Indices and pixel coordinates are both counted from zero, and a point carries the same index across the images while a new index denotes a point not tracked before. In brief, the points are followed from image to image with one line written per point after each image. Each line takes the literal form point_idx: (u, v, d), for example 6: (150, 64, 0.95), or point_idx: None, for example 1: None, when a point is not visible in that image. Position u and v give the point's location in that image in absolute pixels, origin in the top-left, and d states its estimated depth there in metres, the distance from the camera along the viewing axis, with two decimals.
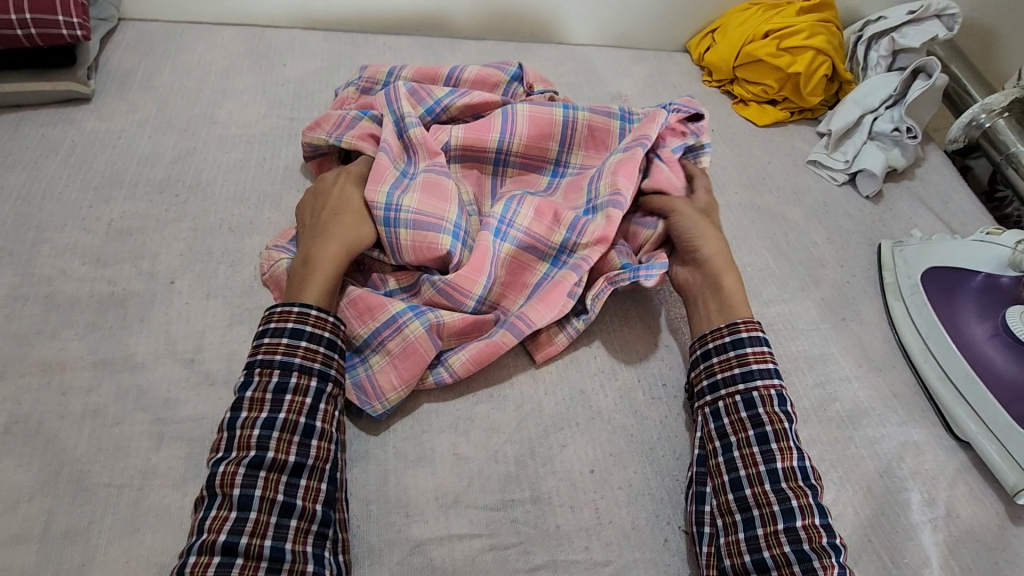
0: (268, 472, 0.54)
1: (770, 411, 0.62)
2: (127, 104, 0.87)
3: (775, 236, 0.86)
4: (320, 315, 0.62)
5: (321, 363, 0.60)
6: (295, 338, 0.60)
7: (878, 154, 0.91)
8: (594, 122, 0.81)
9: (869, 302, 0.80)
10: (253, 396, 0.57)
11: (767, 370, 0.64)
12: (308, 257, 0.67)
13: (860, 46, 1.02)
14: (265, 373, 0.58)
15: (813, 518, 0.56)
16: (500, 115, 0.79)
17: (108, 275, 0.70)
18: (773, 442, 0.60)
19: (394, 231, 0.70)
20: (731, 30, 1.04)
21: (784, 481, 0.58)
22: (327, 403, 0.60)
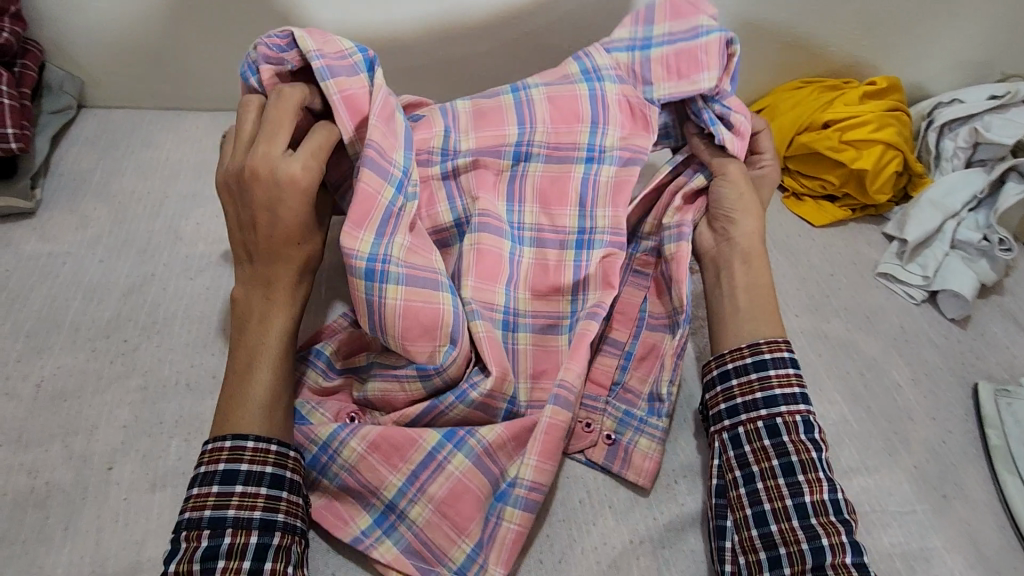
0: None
1: (795, 441, 0.58)
2: (77, 217, 0.74)
3: (849, 376, 0.71)
4: (259, 446, 0.53)
5: (262, 511, 0.51)
6: (227, 484, 0.51)
7: (965, 272, 0.77)
8: (556, 97, 0.70)
9: (973, 470, 0.65)
10: (179, 568, 0.48)
11: (795, 396, 0.59)
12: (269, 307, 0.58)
13: (930, 132, 0.88)
14: (193, 537, 0.49)
15: (845, 556, 0.52)
16: (441, 114, 0.70)
17: (30, 462, 0.56)
18: (799, 475, 0.56)
19: (382, 288, 0.57)
20: (781, 113, 0.90)
21: (813, 516, 0.55)
22: (273, 560, 0.49)
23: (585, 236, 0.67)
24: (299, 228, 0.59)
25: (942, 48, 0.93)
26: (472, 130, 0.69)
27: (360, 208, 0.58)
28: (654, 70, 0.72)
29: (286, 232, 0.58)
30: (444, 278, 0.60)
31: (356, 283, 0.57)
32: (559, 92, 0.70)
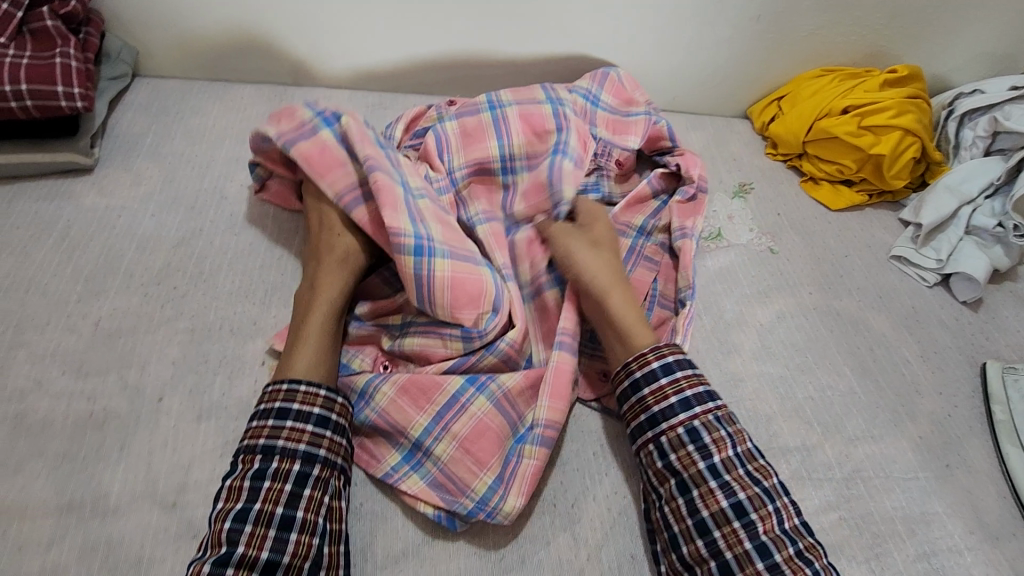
0: (235, 571, 0.48)
1: (682, 455, 0.56)
2: (131, 175, 0.79)
3: (859, 352, 0.73)
4: (310, 389, 0.57)
5: (307, 444, 0.54)
6: (280, 418, 0.55)
7: (979, 256, 0.79)
8: (526, 113, 0.80)
9: (977, 443, 0.67)
10: (232, 485, 0.52)
11: (671, 407, 0.58)
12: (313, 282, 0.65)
13: (950, 122, 0.90)
14: (247, 459, 0.53)
15: (755, 564, 0.52)
16: (433, 137, 0.78)
17: (89, 389, 0.61)
18: (693, 490, 0.55)
19: (430, 261, 0.61)
20: (802, 99, 0.93)
21: (716, 529, 0.53)
22: (312, 488, 0.53)
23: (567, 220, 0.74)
24: (338, 221, 0.68)
25: (967, 40, 0.94)
26: (461, 149, 0.78)
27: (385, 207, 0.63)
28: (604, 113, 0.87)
29: (332, 223, 0.68)
30: (479, 258, 0.66)
31: (404, 260, 0.61)
32: (528, 108, 0.80)
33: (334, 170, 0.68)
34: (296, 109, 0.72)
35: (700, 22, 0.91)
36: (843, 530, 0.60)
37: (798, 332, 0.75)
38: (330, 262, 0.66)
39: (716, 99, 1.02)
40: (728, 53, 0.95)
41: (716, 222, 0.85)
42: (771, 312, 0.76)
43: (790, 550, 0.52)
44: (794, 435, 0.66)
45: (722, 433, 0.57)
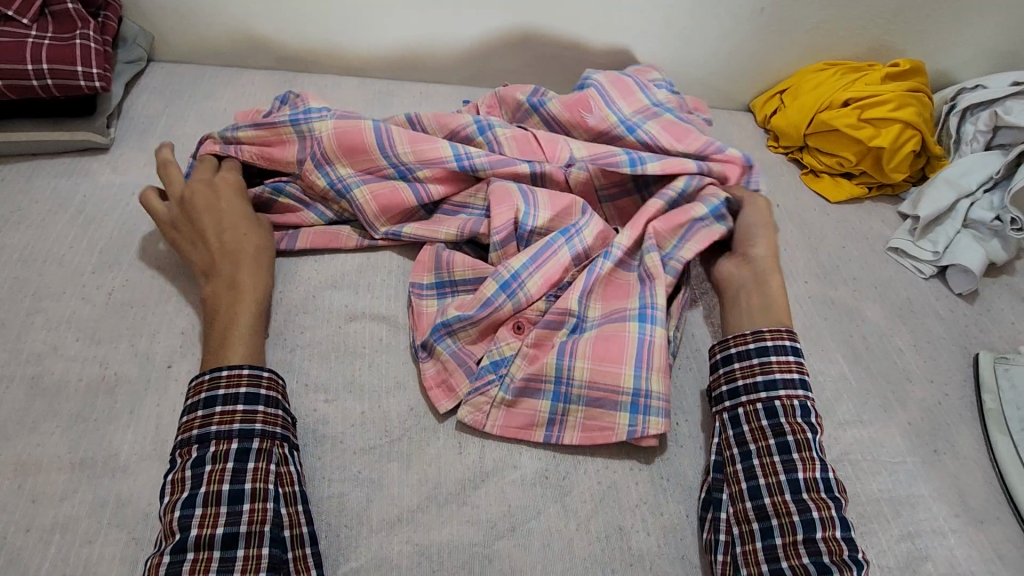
0: (196, 553, 0.50)
1: (792, 422, 0.60)
2: (146, 154, 0.82)
3: (852, 339, 0.74)
4: (232, 372, 0.58)
5: (240, 422, 0.56)
6: (208, 406, 0.56)
7: (975, 248, 0.79)
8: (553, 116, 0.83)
9: (966, 430, 0.68)
10: (175, 477, 0.54)
11: (794, 381, 0.62)
12: (233, 283, 0.65)
13: (952, 116, 0.91)
14: (181, 453, 0.55)
15: (834, 530, 0.55)
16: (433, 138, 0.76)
17: (101, 355, 0.63)
18: (794, 453, 0.59)
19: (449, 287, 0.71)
20: (804, 92, 0.94)
21: (804, 492, 0.57)
22: (256, 460, 0.55)
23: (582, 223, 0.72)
24: (243, 220, 0.70)
25: (969, 36, 0.95)
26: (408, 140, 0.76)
27: (385, 198, 0.74)
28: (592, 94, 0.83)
29: (236, 223, 0.69)
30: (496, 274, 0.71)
31: (424, 280, 0.72)
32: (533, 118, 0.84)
33: (322, 141, 0.76)
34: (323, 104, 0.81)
35: (703, 14, 0.92)
36: None
37: (792, 319, 0.76)
38: (246, 265, 0.67)
39: (718, 92, 1.03)
40: (730, 45, 0.96)
41: None
42: None
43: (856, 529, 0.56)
44: None
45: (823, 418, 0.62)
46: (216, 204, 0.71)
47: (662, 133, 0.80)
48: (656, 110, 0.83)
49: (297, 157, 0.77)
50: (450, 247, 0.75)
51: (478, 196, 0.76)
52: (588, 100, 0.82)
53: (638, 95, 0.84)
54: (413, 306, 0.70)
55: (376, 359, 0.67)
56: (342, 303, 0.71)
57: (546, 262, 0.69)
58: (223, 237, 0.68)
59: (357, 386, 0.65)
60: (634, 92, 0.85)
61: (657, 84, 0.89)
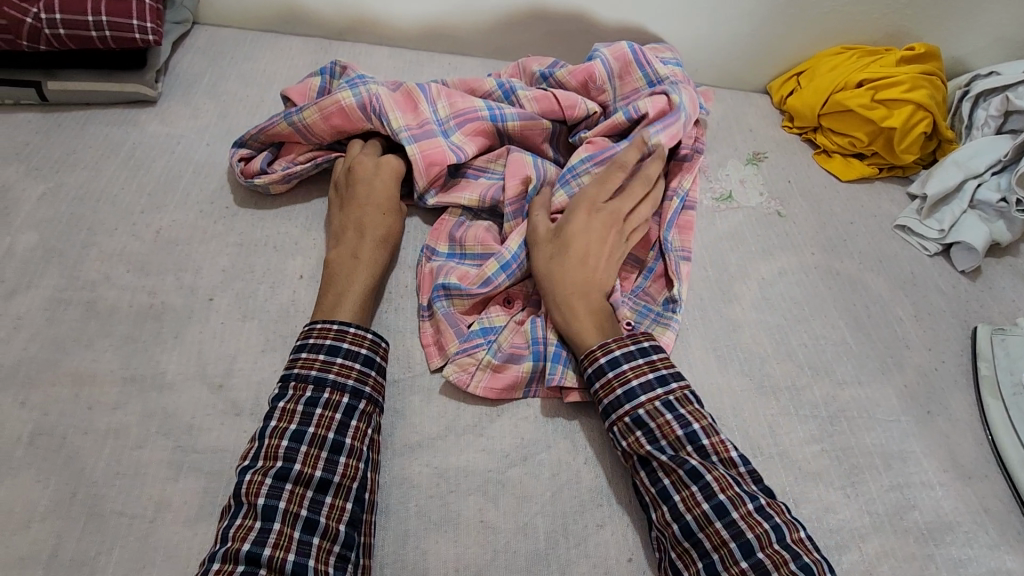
0: (293, 486, 0.53)
1: (633, 439, 0.59)
2: (190, 109, 0.87)
3: (854, 307, 0.78)
4: (358, 333, 0.63)
5: (355, 380, 0.60)
6: (331, 354, 0.61)
7: (980, 227, 0.82)
8: (567, 82, 0.86)
9: (960, 395, 0.71)
10: (285, 408, 0.57)
11: (620, 399, 0.60)
12: (356, 254, 0.70)
13: (965, 102, 0.93)
14: (299, 388, 0.58)
15: (713, 523, 0.54)
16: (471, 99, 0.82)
17: (149, 285, 0.68)
18: (652, 464, 0.58)
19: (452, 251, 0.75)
20: (820, 74, 0.96)
21: (674, 495, 0.56)
22: (357, 420, 0.58)
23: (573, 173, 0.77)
24: (380, 202, 0.74)
25: (985, 24, 0.97)
26: (444, 99, 0.82)
27: (435, 156, 0.76)
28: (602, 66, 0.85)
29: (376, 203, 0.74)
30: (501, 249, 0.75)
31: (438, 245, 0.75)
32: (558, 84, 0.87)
33: (379, 99, 0.78)
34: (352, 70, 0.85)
35: None
36: (823, 460, 0.65)
37: (798, 287, 0.79)
38: (369, 237, 0.71)
39: (736, 74, 1.06)
40: (750, 27, 0.99)
41: (728, 184, 0.90)
42: (774, 268, 0.81)
43: (748, 509, 0.54)
44: (784, 375, 0.71)
45: (671, 414, 0.59)
46: (375, 180, 0.75)
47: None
48: (647, 91, 0.86)
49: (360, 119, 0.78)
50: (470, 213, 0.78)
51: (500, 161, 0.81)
52: (594, 70, 0.85)
53: (636, 77, 0.87)
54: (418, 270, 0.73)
55: (400, 303, 0.72)
56: None
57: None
58: (362, 209, 0.73)
59: (382, 327, 0.70)
60: (633, 71, 0.87)
61: (665, 61, 0.91)
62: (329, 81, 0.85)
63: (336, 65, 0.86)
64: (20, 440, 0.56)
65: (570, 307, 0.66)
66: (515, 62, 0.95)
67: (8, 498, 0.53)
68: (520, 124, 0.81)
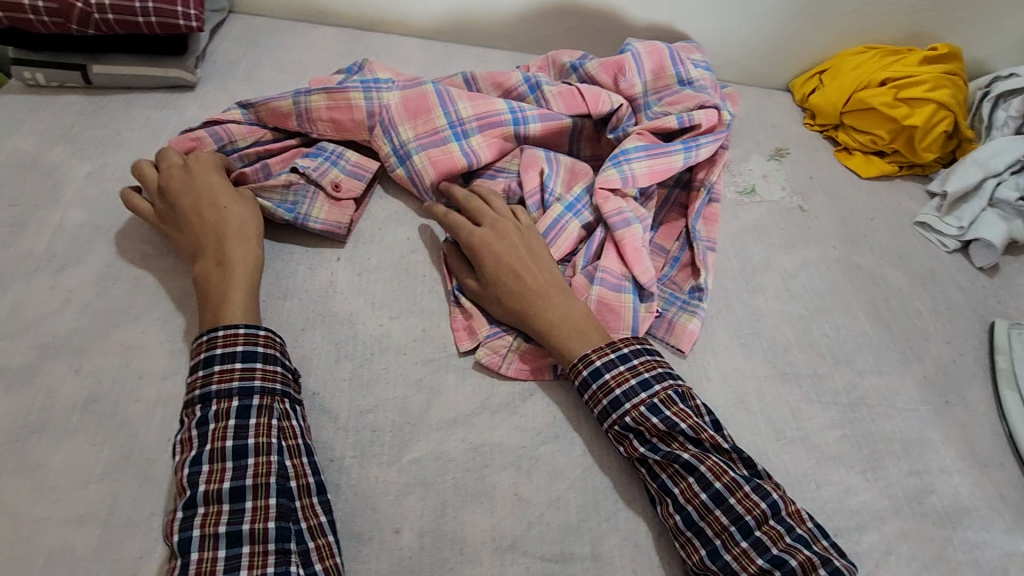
0: (206, 507, 0.51)
1: (628, 445, 0.60)
2: (228, 95, 0.89)
3: (874, 300, 0.80)
4: (229, 331, 0.60)
5: (240, 380, 0.57)
6: (208, 365, 0.58)
7: (999, 224, 0.84)
8: (597, 77, 0.88)
9: (977, 387, 0.73)
10: (182, 439, 0.55)
11: (606, 409, 0.62)
12: (220, 261, 0.65)
13: (985, 102, 0.94)
14: (186, 415, 0.56)
15: (713, 511, 0.56)
16: (485, 102, 0.83)
17: (194, 263, 0.71)
18: (647, 467, 0.60)
19: None
20: (843, 72, 0.98)
21: (673, 487, 0.58)
22: (257, 416, 0.56)
23: (621, 161, 0.78)
24: (223, 194, 0.70)
25: (1008, 25, 0.98)
26: (465, 100, 0.83)
27: (442, 163, 0.80)
28: (634, 61, 0.88)
29: (215, 196, 0.69)
30: None
31: None
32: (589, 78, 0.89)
33: (388, 110, 0.82)
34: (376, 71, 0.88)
35: None
36: (844, 445, 0.67)
37: (819, 280, 0.81)
38: (232, 239, 0.67)
39: (759, 71, 1.08)
40: (775, 25, 1.01)
41: (750, 178, 0.92)
42: (796, 260, 0.83)
43: (742, 490, 0.56)
44: (806, 363, 0.73)
45: (658, 417, 0.60)
46: (194, 180, 0.70)
47: (672, 107, 0.85)
48: (678, 87, 0.88)
49: (366, 123, 0.82)
50: None
51: (513, 160, 0.83)
52: (623, 64, 0.87)
53: (667, 72, 0.89)
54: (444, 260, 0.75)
55: (433, 286, 0.74)
56: (405, 237, 0.78)
57: (559, 236, 0.75)
58: (203, 210, 0.68)
59: (416, 308, 0.72)
60: (666, 66, 0.89)
61: (696, 62, 0.93)
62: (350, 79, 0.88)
63: (361, 64, 0.90)
64: (75, 406, 0.59)
65: (537, 328, 0.66)
66: (543, 55, 0.97)
67: (66, 459, 0.56)
68: (541, 128, 0.83)
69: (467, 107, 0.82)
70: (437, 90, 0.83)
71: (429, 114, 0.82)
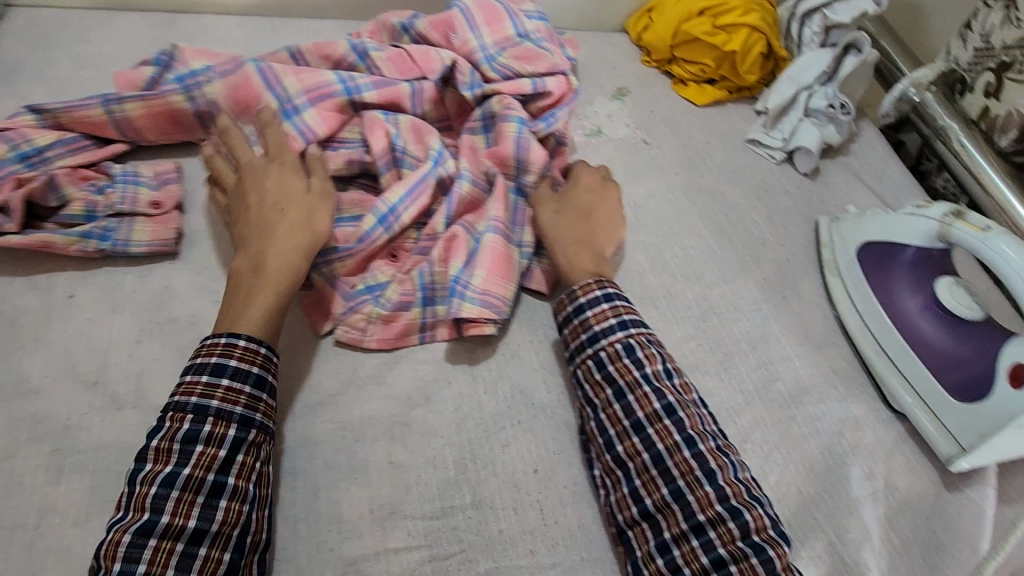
0: (160, 540, 0.47)
1: (620, 366, 0.62)
2: (16, 99, 0.79)
3: (716, 217, 0.85)
4: (249, 346, 0.57)
5: (243, 407, 0.54)
6: (216, 375, 0.54)
7: (813, 131, 0.91)
8: (428, 36, 0.86)
9: (808, 279, 0.80)
10: (160, 446, 0.51)
11: (611, 327, 0.64)
12: (258, 265, 0.62)
13: (794, 22, 1.01)
14: (221, 425, 0.53)
15: (682, 452, 0.57)
16: (313, 75, 0.78)
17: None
18: (629, 396, 0.60)
19: (335, 215, 0.75)
20: (668, 7, 1.02)
21: (649, 427, 0.59)
22: (245, 454, 0.53)
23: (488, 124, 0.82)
24: (293, 199, 0.67)
25: None
26: (290, 75, 0.77)
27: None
28: (468, 16, 0.86)
29: (286, 200, 0.67)
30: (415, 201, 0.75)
31: None
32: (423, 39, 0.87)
33: (217, 105, 0.76)
34: (184, 54, 0.79)
35: None
36: (699, 353, 0.72)
37: (667, 206, 0.85)
38: (278, 240, 0.64)
39: (593, 15, 1.10)
40: None
41: (596, 120, 0.95)
42: (644, 192, 0.87)
43: (712, 443, 0.58)
44: (660, 285, 0.77)
45: (654, 349, 0.63)
46: (265, 179, 0.68)
47: (519, 63, 0.85)
48: (517, 39, 0.88)
49: (199, 125, 0.77)
50: (342, 180, 0.78)
51: (355, 129, 0.79)
52: (453, 21, 0.85)
53: (503, 24, 0.87)
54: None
55: None
56: None
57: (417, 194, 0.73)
58: (264, 210, 0.66)
59: None
60: (502, 19, 0.88)
61: (528, 13, 0.91)
62: (162, 73, 0.78)
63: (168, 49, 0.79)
64: None
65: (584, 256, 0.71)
66: (372, 19, 0.93)
67: None
68: (379, 95, 0.79)
69: (295, 83, 0.77)
70: (258, 67, 0.77)
71: (259, 98, 0.76)
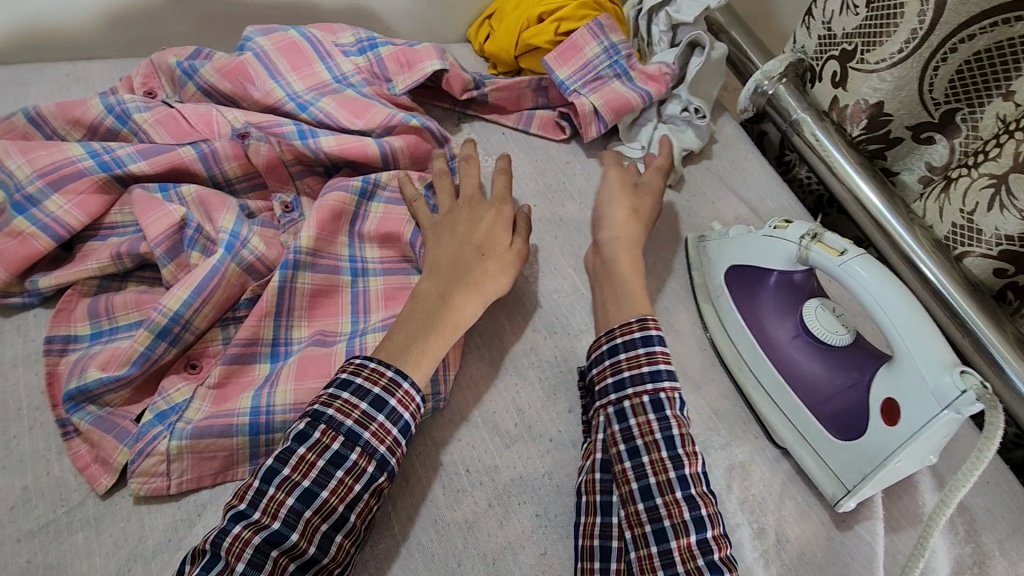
0: (280, 557, 0.46)
1: (676, 415, 0.57)
2: None
3: (581, 250, 0.77)
4: (410, 393, 0.53)
5: (386, 449, 0.51)
6: (375, 408, 0.51)
7: (670, 141, 0.85)
8: (219, 88, 0.72)
9: (681, 309, 0.74)
10: (305, 456, 0.49)
11: (671, 368, 0.59)
12: (445, 300, 0.58)
13: (642, 19, 0.95)
14: (365, 459, 0.50)
15: (721, 526, 0.53)
16: (53, 152, 0.62)
17: None
18: (680, 448, 0.55)
19: (109, 323, 0.59)
20: (507, 13, 0.92)
21: (692, 487, 0.54)
22: (370, 495, 0.50)
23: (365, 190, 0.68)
24: (498, 231, 0.65)
25: None
26: (19, 156, 0.61)
27: (10, 253, 0.58)
28: (266, 61, 0.73)
29: (496, 232, 0.65)
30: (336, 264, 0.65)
31: (79, 327, 0.58)
32: (216, 90, 0.72)
33: None
34: None
35: None
36: (572, 422, 0.63)
37: None
38: (477, 284, 0.60)
39: (428, 25, 0.98)
40: None
41: None
42: None
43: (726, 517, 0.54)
44: (524, 345, 0.68)
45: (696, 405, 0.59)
46: (479, 212, 0.66)
47: (342, 108, 0.73)
48: (335, 85, 0.75)
49: None
50: (114, 279, 0.62)
51: (125, 210, 0.63)
52: (247, 69, 0.72)
53: (313, 67, 0.75)
54: (49, 370, 0.56)
55: (33, 418, 0.54)
56: None
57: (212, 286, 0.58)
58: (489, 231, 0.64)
59: (11, 458, 0.52)
60: (311, 62, 0.76)
61: (346, 47, 0.80)
62: None
63: None
64: None
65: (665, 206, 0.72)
66: (145, 59, 0.76)
67: None
68: (150, 164, 0.64)
69: (29, 165, 0.61)
70: None
71: None
